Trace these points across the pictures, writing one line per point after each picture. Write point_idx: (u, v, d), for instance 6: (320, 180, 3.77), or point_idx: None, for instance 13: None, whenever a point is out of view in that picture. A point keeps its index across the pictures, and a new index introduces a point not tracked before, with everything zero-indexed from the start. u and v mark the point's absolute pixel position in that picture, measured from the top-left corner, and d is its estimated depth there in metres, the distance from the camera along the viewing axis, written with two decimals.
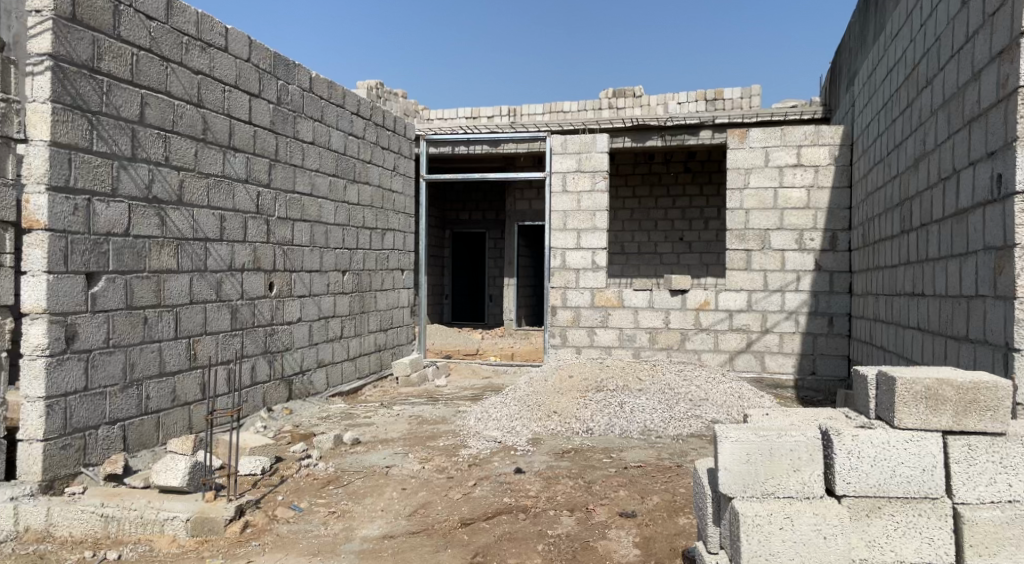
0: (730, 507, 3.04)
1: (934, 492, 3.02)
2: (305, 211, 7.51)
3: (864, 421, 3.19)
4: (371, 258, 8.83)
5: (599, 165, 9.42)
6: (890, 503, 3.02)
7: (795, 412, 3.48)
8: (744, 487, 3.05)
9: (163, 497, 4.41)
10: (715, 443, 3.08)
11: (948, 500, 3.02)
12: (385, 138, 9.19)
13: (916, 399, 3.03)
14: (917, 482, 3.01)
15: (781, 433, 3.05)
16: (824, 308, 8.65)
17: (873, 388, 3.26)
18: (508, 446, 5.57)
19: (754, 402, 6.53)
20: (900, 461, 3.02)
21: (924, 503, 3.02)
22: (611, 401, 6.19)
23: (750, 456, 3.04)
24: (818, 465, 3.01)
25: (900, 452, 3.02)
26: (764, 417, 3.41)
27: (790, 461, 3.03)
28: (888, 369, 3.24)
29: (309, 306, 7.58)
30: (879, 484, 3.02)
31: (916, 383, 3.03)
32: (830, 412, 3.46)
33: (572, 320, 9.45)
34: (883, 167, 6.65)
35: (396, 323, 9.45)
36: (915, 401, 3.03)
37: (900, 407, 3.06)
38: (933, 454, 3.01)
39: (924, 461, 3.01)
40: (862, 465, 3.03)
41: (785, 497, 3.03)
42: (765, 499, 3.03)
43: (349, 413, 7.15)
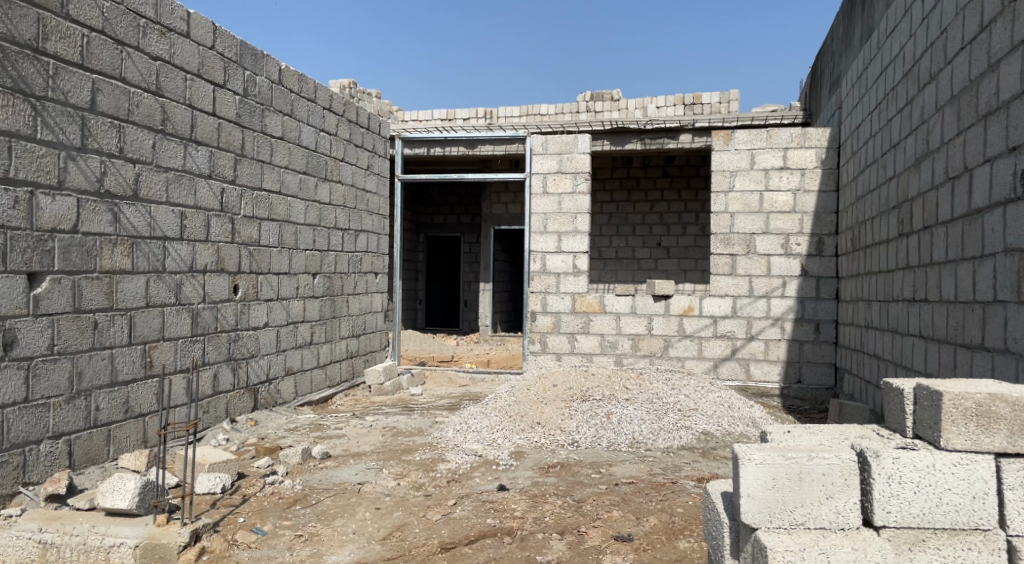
0: (754, 538, 2.83)
1: (985, 523, 2.75)
2: (273, 210, 7.10)
3: (906, 442, 2.95)
4: (343, 261, 8.43)
5: (581, 167, 9.11)
6: (936, 536, 2.76)
7: (822, 430, 3.25)
8: (770, 516, 2.83)
9: (109, 521, 3.97)
10: (738, 466, 2.86)
11: (1000, 533, 2.75)
12: (359, 135, 8.80)
13: (966, 418, 2.79)
14: (967, 511, 2.75)
15: (811, 456, 2.84)
16: (810, 315, 8.41)
17: (910, 404, 3.05)
18: (489, 460, 5.22)
19: (745, 412, 6.24)
20: (947, 487, 2.76)
21: (974, 535, 2.75)
22: (597, 411, 5.87)
23: (777, 481, 2.82)
24: (853, 491, 2.80)
25: (947, 477, 2.76)
26: (787, 435, 3.18)
27: (822, 487, 2.81)
28: (929, 384, 3.00)
29: (277, 310, 7.17)
30: (923, 514, 2.76)
31: (966, 400, 2.80)
32: (861, 430, 3.24)
33: (552, 326, 9.13)
34: (876, 169, 6.43)
35: (369, 329, 9.05)
36: (965, 420, 2.80)
37: (948, 426, 2.82)
38: (984, 479, 2.74)
39: (974, 488, 2.75)
40: (904, 492, 2.77)
41: (817, 527, 2.82)
42: (793, 530, 2.82)
43: (318, 424, 6.73)
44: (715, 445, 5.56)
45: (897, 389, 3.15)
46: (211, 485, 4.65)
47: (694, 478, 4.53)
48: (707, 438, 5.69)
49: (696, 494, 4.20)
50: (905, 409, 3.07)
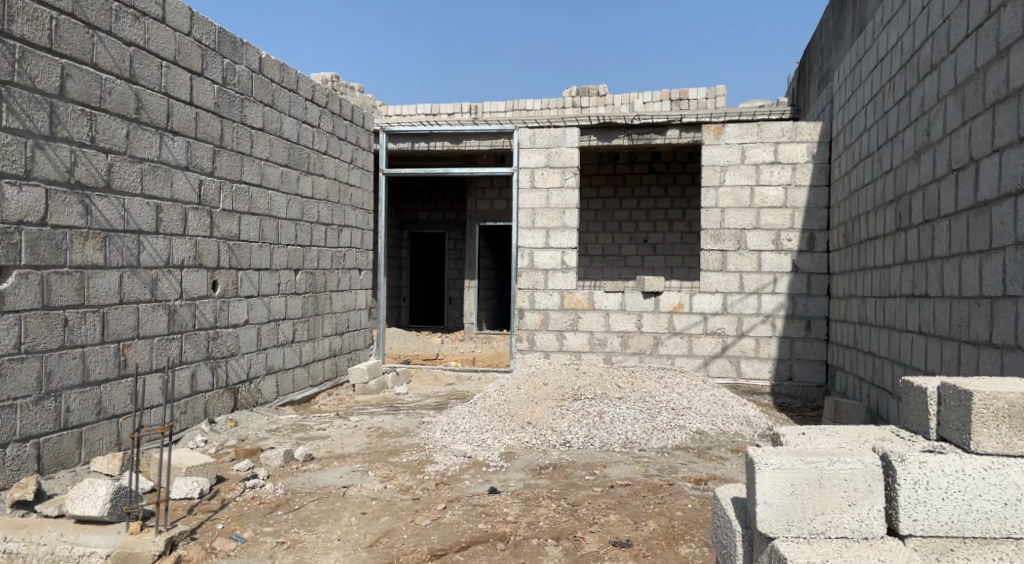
0: (771, 547, 2.70)
1: (1017, 532, 2.63)
2: (253, 204, 6.88)
3: (931, 444, 2.80)
4: (326, 256, 8.22)
5: (569, 161, 8.95)
6: (965, 545, 2.63)
7: (838, 433, 3.11)
8: (788, 525, 2.71)
9: (79, 530, 3.76)
10: (754, 472, 2.73)
11: None
12: (342, 128, 8.59)
13: (997, 419, 2.66)
14: (998, 519, 2.63)
15: (832, 461, 2.73)
16: (801, 311, 8.31)
17: (935, 404, 2.88)
18: (479, 462, 5.05)
19: (739, 411, 6.11)
20: (977, 493, 2.63)
21: (1006, 545, 2.63)
22: (589, 411, 5.72)
23: (795, 488, 2.71)
24: (877, 498, 2.68)
25: (978, 483, 2.63)
26: (803, 437, 3.06)
27: (844, 494, 2.70)
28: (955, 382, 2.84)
29: (258, 307, 6.94)
30: (952, 522, 2.63)
31: (998, 400, 2.65)
32: (880, 433, 3.08)
33: (540, 323, 8.97)
34: (870, 163, 6.33)
35: (353, 327, 8.84)
36: (996, 421, 2.66)
37: (978, 428, 2.67)
38: (1016, 485, 2.63)
39: (1006, 494, 2.63)
40: (932, 498, 2.64)
41: (839, 536, 2.70)
42: (814, 540, 2.71)
43: (300, 424, 6.52)
44: (710, 444, 5.42)
45: (919, 388, 2.98)
46: (187, 489, 4.44)
47: (691, 479, 4.38)
48: (701, 438, 5.55)
49: (695, 496, 4.06)
50: (929, 409, 2.90)
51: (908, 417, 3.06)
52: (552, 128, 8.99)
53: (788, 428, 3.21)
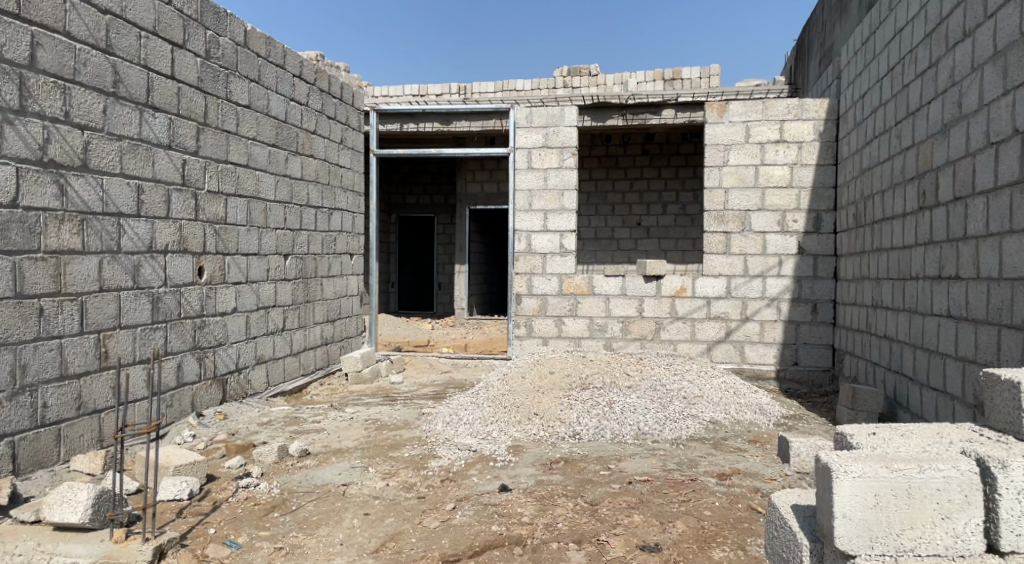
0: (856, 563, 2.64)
1: None
2: (240, 184, 6.53)
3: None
4: (317, 241, 7.88)
5: (567, 141, 8.64)
6: None
7: (919, 433, 3.12)
8: (875, 540, 2.65)
9: (58, 538, 3.46)
10: (840, 484, 2.65)
11: None
12: (331, 106, 8.22)
13: None
14: None
15: (925, 472, 2.69)
16: (807, 294, 8.08)
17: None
18: (485, 456, 4.79)
19: (752, 399, 5.89)
20: None
21: None
22: (598, 401, 5.47)
23: (883, 501, 2.65)
24: (974, 512, 2.67)
25: None
26: (877, 440, 3.01)
27: (937, 507, 2.67)
28: None
29: (246, 294, 6.62)
30: None
31: None
32: (963, 432, 3.15)
33: (538, 309, 8.69)
34: (884, 141, 6.10)
35: (345, 314, 8.52)
36: None
37: None
38: None
39: None
40: None
41: (931, 553, 2.67)
42: (901, 556, 2.66)
43: (293, 416, 6.21)
44: (726, 435, 5.19)
45: (1008, 382, 3.06)
46: (176, 490, 4.14)
47: (714, 474, 4.14)
48: (716, 428, 5.31)
49: (722, 494, 3.82)
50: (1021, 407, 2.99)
51: (992, 416, 3.16)
52: (550, 106, 8.67)
53: (854, 428, 3.16)
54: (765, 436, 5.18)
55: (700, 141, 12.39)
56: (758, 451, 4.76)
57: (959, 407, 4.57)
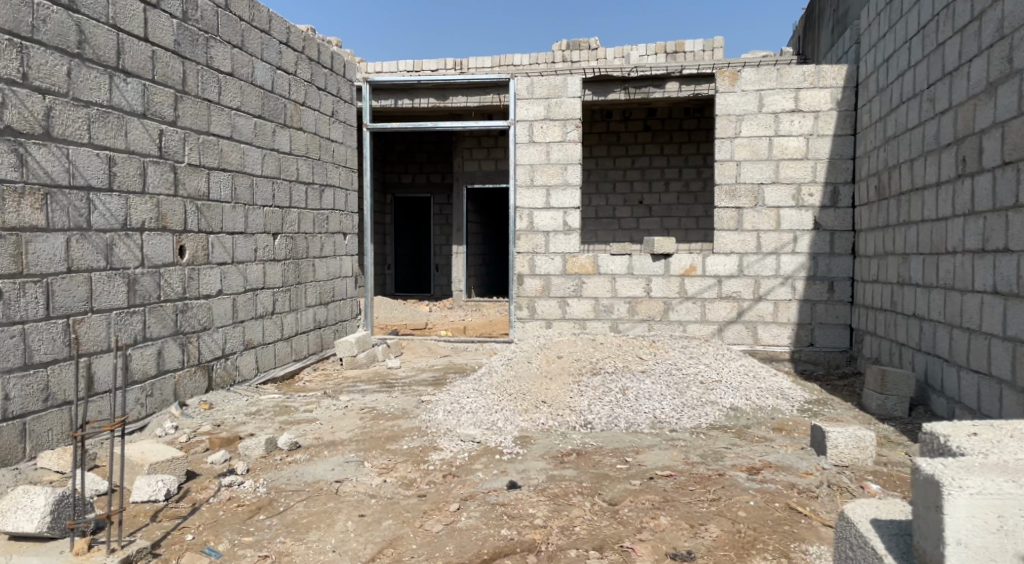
0: None
1: None
2: (224, 158, 6.10)
3: None
4: (308, 219, 7.46)
5: (571, 112, 8.20)
6: None
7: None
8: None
9: (13, 550, 3.09)
10: (951, 500, 2.24)
11: None
12: (321, 77, 7.76)
13: None
14: None
15: None
16: (824, 272, 7.70)
17: None
18: (490, 449, 4.43)
19: (773, 383, 5.52)
20: None
21: None
22: (610, 387, 5.09)
23: (1006, 520, 2.24)
24: None
25: None
26: (981, 445, 2.60)
27: None
28: None
29: (232, 275, 6.21)
30: None
31: None
32: None
33: (541, 289, 8.29)
34: (912, 106, 5.70)
35: (339, 296, 8.11)
36: None
37: None
38: None
39: None
40: None
41: None
42: None
43: (284, 405, 5.83)
44: (748, 422, 4.82)
45: None
46: (152, 491, 3.75)
47: (742, 468, 3.77)
48: (738, 415, 4.94)
49: (755, 491, 3.45)
50: None
51: None
52: (553, 76, 8.21)
53: (949, 432, 2.75)
54: (791, 424, 4.81)
55: (703, 116, 11.96)
56: (786, 440, 4.39)
57: (1009, 392, 4.21)
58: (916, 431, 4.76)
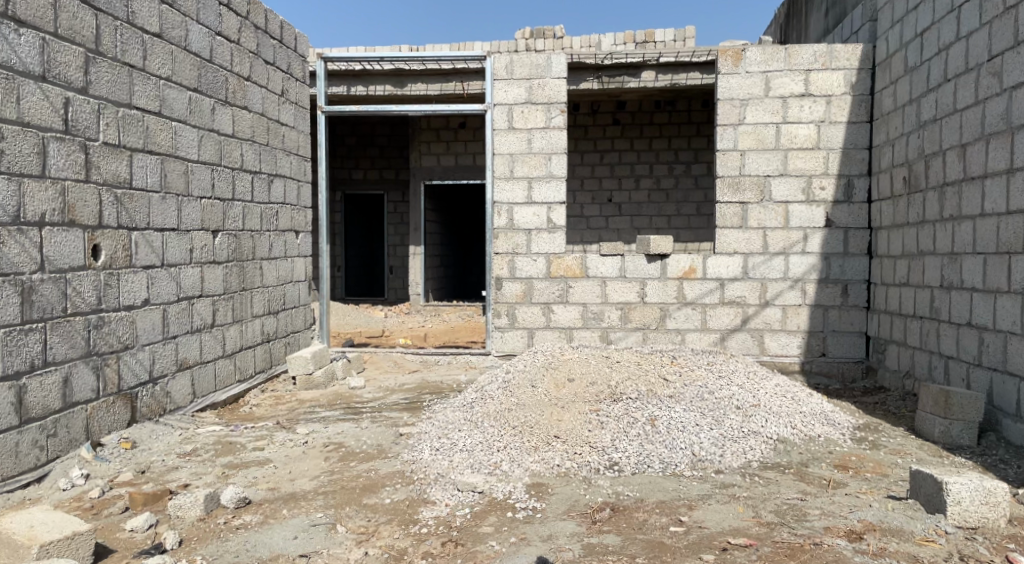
0: None
1: None
2: (151, 137, 5.00)
3: None
4: (255, 215, 6.36)
5: (555, 95, 7.27)
6: None
7: None
8: None
9: None
10: None
11: None
12: (269, 49, 6.66)
13: None
14: None
15: None
16: (837, 274, 6.96)
17: None
18: (499, 503, 3.49)
19: (815, 407, 4.71)
20: None
21: None
22: (635, 418, 4.18)
23: None
24: None
25: None
26: None
27: None
28: None
29: (162, 280, 5.11)
30: None
31: None
32: None
33: (523, 295, 7.33)
34: (964, 84, 4.97)
35: (290, 304, 6.99)
36: None
37: None
38: None
39: None
40: None
41: None
42: None
43: (227, 441, 4.75)
44: (804, 459, 3.99)
45: None
46: None
47: (839, 532, 2.91)
48: (788, 449, 4.11)
49: None
50: None
51: None
52: (534, 55, 7.27)
53: None
54: (855, 460, 3.99)
55: (674, 109, 11.19)
56: (863, 485, 3.57)
57: None
58: (1001, 465, 3.98)
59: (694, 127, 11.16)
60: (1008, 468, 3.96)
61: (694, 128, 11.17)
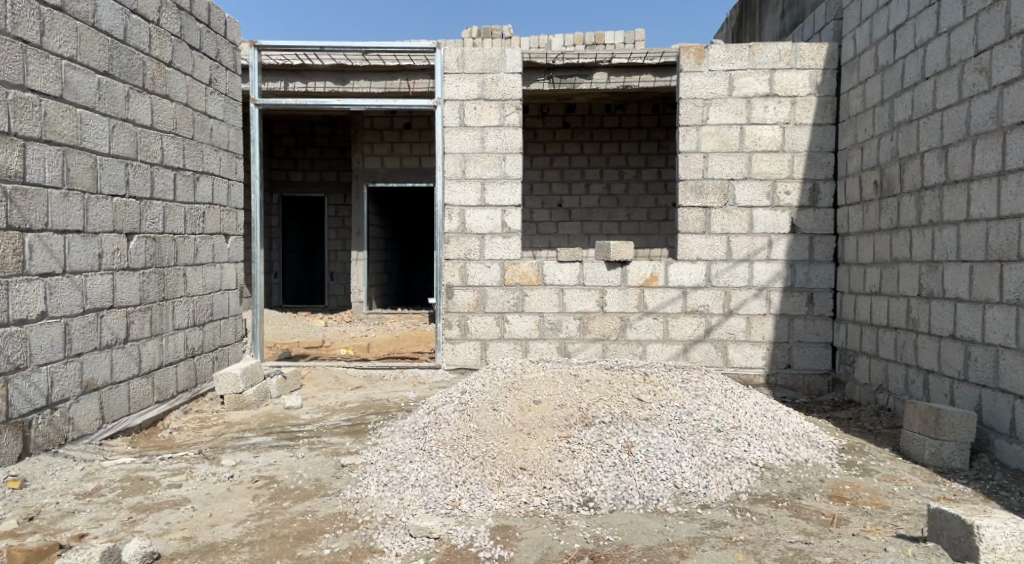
0: None
1: None
2: (49, 125, 4.35)
3: None
4: (177, 216, 5.68)
5: (510, 91, 6.80)
6: None
7: None
8: None
9: None
10: None
11: None
12: (194, 32, 5.99)
13: None
14: None
15: None
16: (802, 282, 6.66)
17: None
18: (459, 552, 2.99)
19: (797, 427, 4.34)
20: None
21: None
22: (610, 445, 3.74)
23: None
24: None
25: None
26: None
27: None
28: None
29: (64, 290, 4.44)
30: None
31: None
32: None
33: (475, 304, 6.83)
34: (945, 82, 4.72)
35: (217, 315, 6.31)
36: None
37: None
38: None
39: None
40: None
41: None
42: None
43: (138, 476, 4.09)
44: (794, 489, 3.60)
45: None
46: None
47: None
48: (776, 477, 3.71)
49: None
50: None
51: None
52: (487, 48, 6.80)
53: None
54: (850, 489, 3.62)
55: (625, 113, 10.81)
56: (867, 520, 3.19)
57: None
58: (1002, 493, 3.68)
59: (645, 132, 10.80)
60: (1010, 495, 3.66)
61: (645, 132, 10.81)
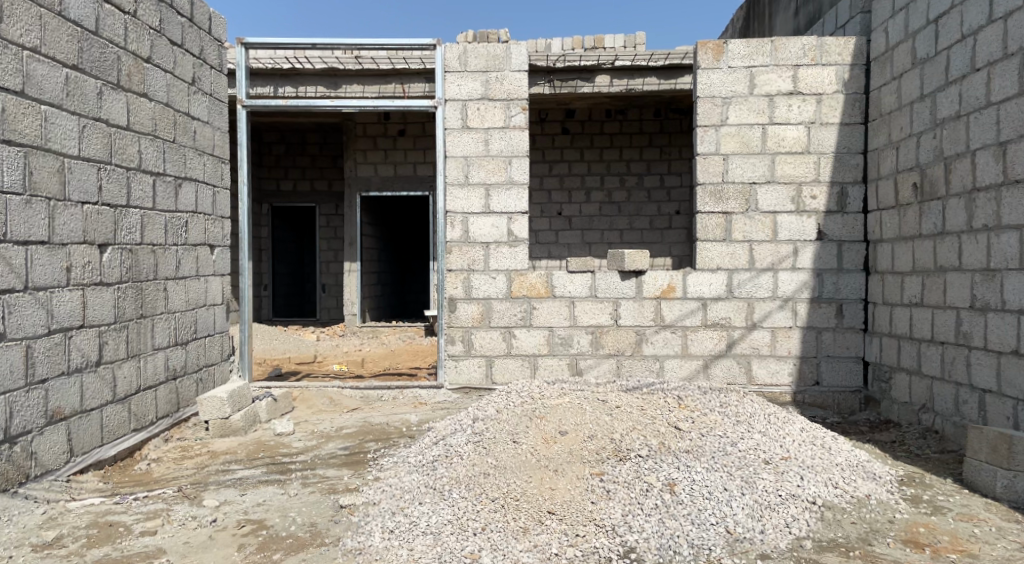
0: None
1: None
2: (7, 123, 3.88)
3: None
4: (156, 226, 5.19)
5: (516, 91, 6.35)
6: None
7: None
8: None
9: None
10: None
11: None
12: (176, 27, 5.51)
13: None
14: None
15: None
16: (831, 292, 6.20)
17: None
18: None
19: (851, 457, 3.87)
20: None
21: None
22: (649, 483, 3.31)
23: None
24: None
25: None
26: None
27: None
28: None
29: (26, 309, 3.96)
30: None
31: None
32: None
33: (480, 317, 6.35)
34: (1004, 73, 4.39)
35: (201, 332, 5.80)
36: None
37: None
38: None
39: None
40: None
41: None
42: None
43: (106, 521, 3.58)
44: (862, 533, 3.15)
45: None
46: None
47: None
48: (838, 519, 3.26)
49: None
50: None
51: None
52: (491, 44, 6.35)
53: None
54: (924, 532, 3.17)
55: (627, 118, 10.37)
56: None
57: None
58: None
59: (647, 137, 10.34)
60: None
61: (647, 138, 10.36)
